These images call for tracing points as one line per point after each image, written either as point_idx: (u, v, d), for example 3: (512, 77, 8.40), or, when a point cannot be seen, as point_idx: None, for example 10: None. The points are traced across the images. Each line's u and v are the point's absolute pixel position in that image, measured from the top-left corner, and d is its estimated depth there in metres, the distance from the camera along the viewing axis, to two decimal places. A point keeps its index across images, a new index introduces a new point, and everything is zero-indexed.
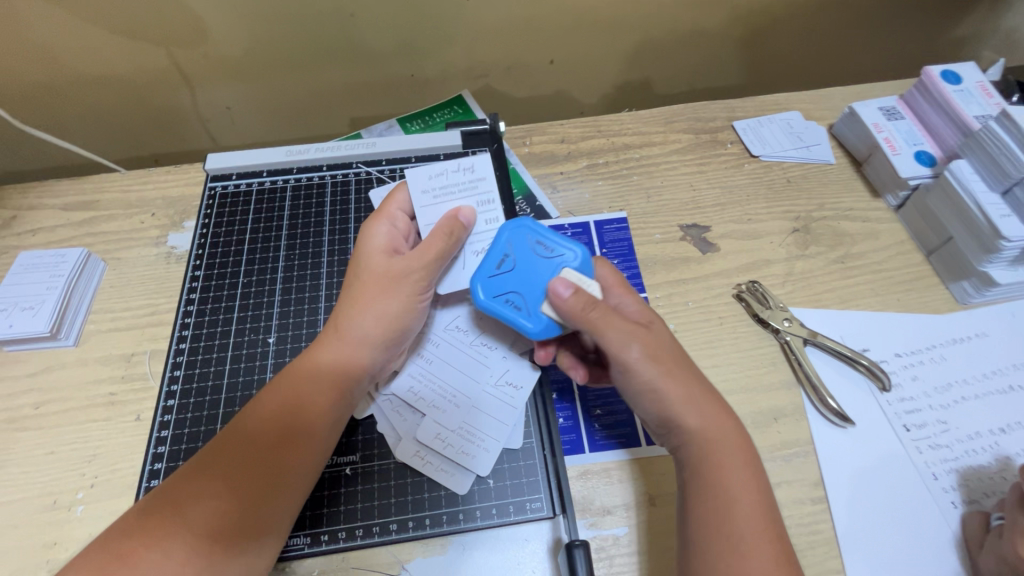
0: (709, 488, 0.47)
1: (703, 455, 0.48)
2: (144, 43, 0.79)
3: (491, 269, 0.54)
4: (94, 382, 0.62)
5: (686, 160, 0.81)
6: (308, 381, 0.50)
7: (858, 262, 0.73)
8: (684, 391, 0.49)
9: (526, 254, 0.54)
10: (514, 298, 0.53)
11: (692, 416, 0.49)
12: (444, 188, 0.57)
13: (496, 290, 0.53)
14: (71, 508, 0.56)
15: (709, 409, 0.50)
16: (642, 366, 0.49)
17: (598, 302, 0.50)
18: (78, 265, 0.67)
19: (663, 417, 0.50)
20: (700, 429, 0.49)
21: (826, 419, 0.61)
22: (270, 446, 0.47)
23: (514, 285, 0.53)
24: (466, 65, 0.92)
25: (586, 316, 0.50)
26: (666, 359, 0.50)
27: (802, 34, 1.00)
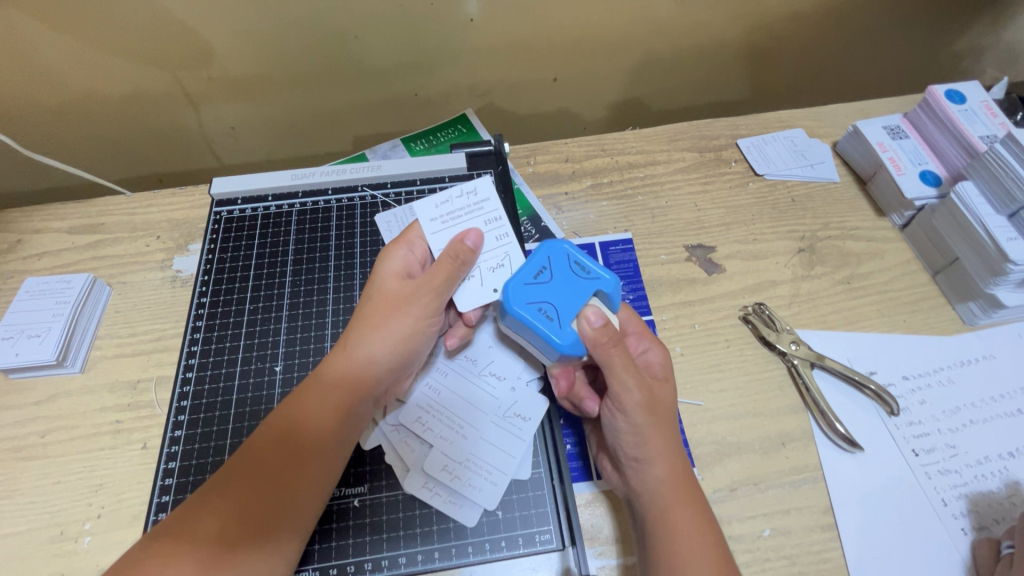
0: (661, 533, 0.48)
1: (661, 503, 0.49)
2: (149, 65, 0.80)
3: (527, 277, 0.52)
4: (101, 410, 0.62)
5: (690, 179, 0.81)
6: (318, 403, 0.49)
7: (865, 282, 0.73)
8: (663, 444, 0.50)
9: (564, 272, 0.52)
10: (547, 309, 0.50)
11: (661, 466, 0.49)
12: (451, 215, 0.55)
13: (528, 298, 0.51)
14: (77, 538, 0.56)
15: (679, 463, 0.50)
16: (635, 411, 0.49)
17: (621, 342, 0.49)
18: (84, 291, 0.67)
19: (633, 461, 0.50)
20: (666, 478, 0.49)
21: (834, 444, 0.61)
22: (280, 467, 0.47)
23: (549, 296, 0.51)
24: (470, 83, 0.92)
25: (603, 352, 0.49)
26: (655, 413, 0.50)
27: (804, 49, 1.00)
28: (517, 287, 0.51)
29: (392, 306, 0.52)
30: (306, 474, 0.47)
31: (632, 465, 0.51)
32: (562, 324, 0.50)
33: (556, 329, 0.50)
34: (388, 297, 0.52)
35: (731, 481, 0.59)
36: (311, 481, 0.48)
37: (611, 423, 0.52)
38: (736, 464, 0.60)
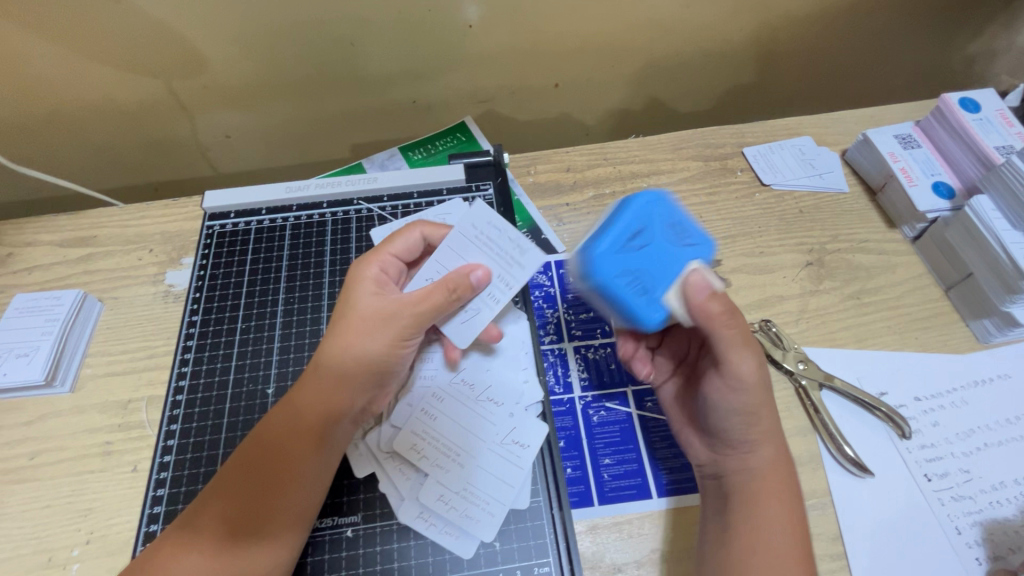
0: (759, 511, 0.49)
1: (763, 481, 0.50)
2: (142, 74, 0.78)
3: (619, 243, 0.49)
4: (90, 431, 0.61)
5: (695, 189, 0.79)
6: (291, 425, 0.48)
7: (875, 297, 0.70)
8: (773, 423, 0.51)
9: (659, 242, 0.49)
10: (637, 283, 0.49)
11: (768, 446, 0.51)
12: (485, 240, 0.54)
13: (616, 270, 0.48)
14: (66, 565, 0.54)
15: (779, 446, 0.52)
16: (750, 387, 0.50)
17: (737, 313, 0.49)
18: (74, 308, 0.66)
19: (742, 442, 0.51)
20: (772, 459, 0.51)
21: (843, 468, 0.59)
22: (256, 492, 0.46)
23: (640, 267, 0.49)
24: (469, 90, 0.90)
25: (720, 326, 0.49)
26: (765, 394, 0.51)
27: (813, 52, 0.98)
28: (610, 258, 0.48)
29: (368, 329, 0.50)
30: (284, 500, 0.46)
31: (737, 446, 0.51)
32: (653, 296, 0.48)
33: (647, 305, 0.48)
34: (361, 317, 0.50)
35: None
36: (289, 507, 0.47)
37: (716, 400, 0.52)
38: None
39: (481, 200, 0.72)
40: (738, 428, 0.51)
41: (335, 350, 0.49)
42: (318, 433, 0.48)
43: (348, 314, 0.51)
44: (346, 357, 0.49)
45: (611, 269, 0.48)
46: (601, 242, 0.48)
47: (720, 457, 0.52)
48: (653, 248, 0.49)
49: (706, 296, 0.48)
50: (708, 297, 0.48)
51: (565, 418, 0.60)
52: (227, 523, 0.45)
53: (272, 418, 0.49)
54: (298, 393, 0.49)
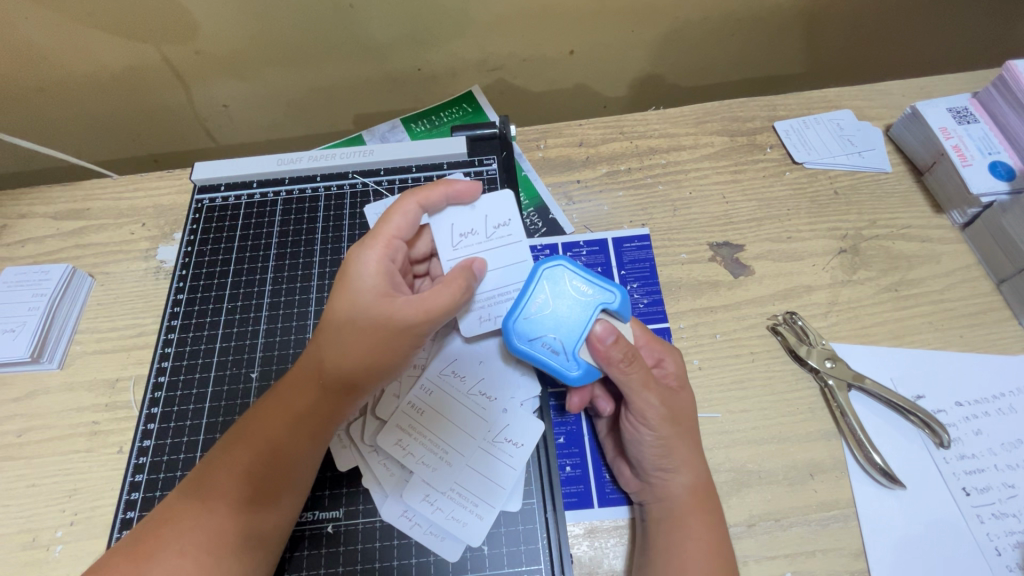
0: (680, 539, 0.46)
1: (683, 509, 0.47)
2: (133, 41, 0.74)
3: (527, 310, 0.51)
4: (78, 410, 0.60)
5: (719, 167, 0.72)
6: (286, 418, 0.45)
7: (915, 290, 0.64)
8: (688, 452, 0.49)
9: (564, 295, 0.51)
10: (552, 341, 0.50)
11: (687, 474, 0.48)
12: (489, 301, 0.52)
13: (532, 333, 0.50)
14: (49, 547, 0.53)
15: (703, 470, 0.49)
16: (658, 424, 0.47)
17: (636, 358, 0.47)
18: (62, 282, 0.64)
19: (658, 470, 0.49)
20: (692, 485, 0.48)
21: (871, 477, 0.54)
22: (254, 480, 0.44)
23: (552, 328, 0.50)
24: (477, 58, 0.84)
25: (622, 370, 0.47)
26: (674, 424, 0.48)
27: (858, 15, 0.88)
28: (516, 323, 0.50)
29: (368, 321, 0.45)
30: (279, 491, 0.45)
31: (654, 474, 0.49)
32: (570, 355, 0.49)
33: (564, 361, 0.49)
34: (361, 310, 0.46)
35: (750, 515, 0.52)
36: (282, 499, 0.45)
37: (629, 435, 0.49)
38: (756, 496, 0.53)
39: (484, 174, 0.67)
40: (652, 458, 0.48)
41: (328, 339, 0.46)
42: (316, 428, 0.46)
43: (345, 303, 0.46)
44: (343, 350, 0.45)
45: (527, 333, 0.50)
46: (514, 306, 0.51)
47: (647, 485, 0.50)
48: (558, 306, 0.51)
49: (608, 343, 0.48)
50: (610, 343, 0.47)
51: (565, 412, 0.56)
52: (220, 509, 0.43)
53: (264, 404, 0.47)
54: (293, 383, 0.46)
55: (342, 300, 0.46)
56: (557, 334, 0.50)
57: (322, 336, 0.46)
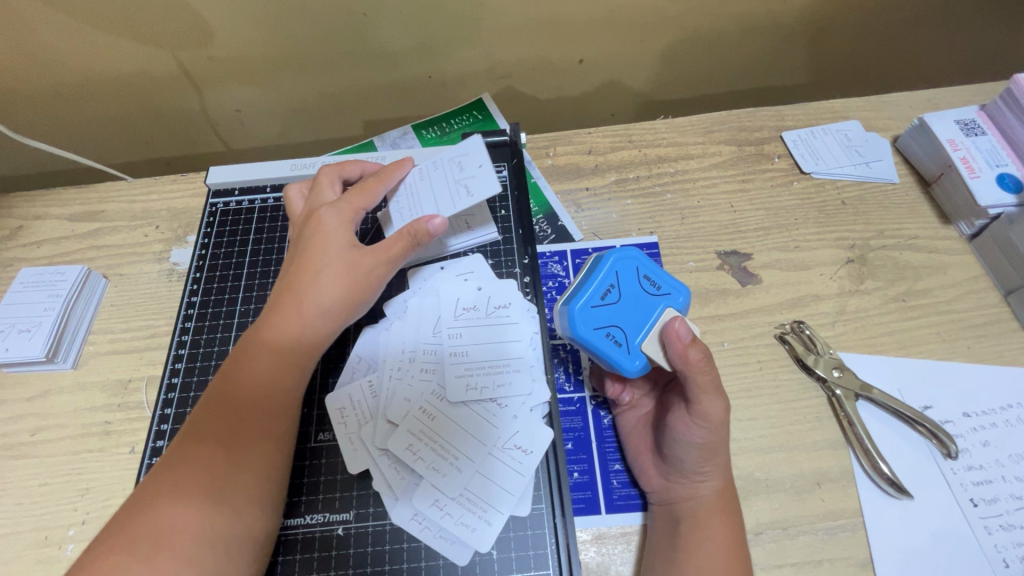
0: (704, 540, 0.47)
1: (709, 511, 0.48)
2: (150, 46, 0.76)
3: (595, 299, 0.49)
4: (91, 410, 0.60)
5: (727, 176, 0.73)
6: (264, 369, 0.49)
7: (923, 300, 0.64)
8: (725, 459, 0.49)
9: (632, 288, 0.49)
10: (616, 334, 0.49)
11: (716, 479, 0.49)
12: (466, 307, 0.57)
13: (597, 322, 0.49)
14: (61, 545, 0.54)
15: (729, 476, 0.50)
16: (715, 428, 0.47)
17: (711, 362, 0.47)
18: (77, 283, 0.65)
19: (692, 474, 0.49)
20: (720, 488, 0.49)
21: (879, 488, 0.54)
22: (236, 441, 0.46)
23: (619, 319, 0.49)
24: (487, 66, 0.85)
25: (695, 371, 0.46)
26: (724, 432, 0.48)
27: (865, 26, 0.89)
28: (583, 310, 0.48)
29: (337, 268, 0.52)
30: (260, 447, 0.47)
31: (689, 475, 0.49)
32: (630, 349, 0.49)
33: (626, 354, 0.48)
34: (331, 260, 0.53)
35: (757, 523, 0.53)
36: (265, 455, 0.47)
37: (677, 433, 0.49)
38: (763, 505, 0.53)
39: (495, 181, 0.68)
40: (693, 461, 0.48)
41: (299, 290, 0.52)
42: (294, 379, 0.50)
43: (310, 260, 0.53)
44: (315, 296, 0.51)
45: (590, 323, 0.48)
46: (583, 293, 0.49)
47: (671, 485, 0.50)
48: (625, 298, 0.49)
49: (684, 343, 0.47)
50: (688, 343, 0.47)
51: (575, 418, 0.57)
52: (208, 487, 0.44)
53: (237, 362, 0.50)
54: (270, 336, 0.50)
55: (310, 257, 0.53)
56: (620, 327, 0.49)
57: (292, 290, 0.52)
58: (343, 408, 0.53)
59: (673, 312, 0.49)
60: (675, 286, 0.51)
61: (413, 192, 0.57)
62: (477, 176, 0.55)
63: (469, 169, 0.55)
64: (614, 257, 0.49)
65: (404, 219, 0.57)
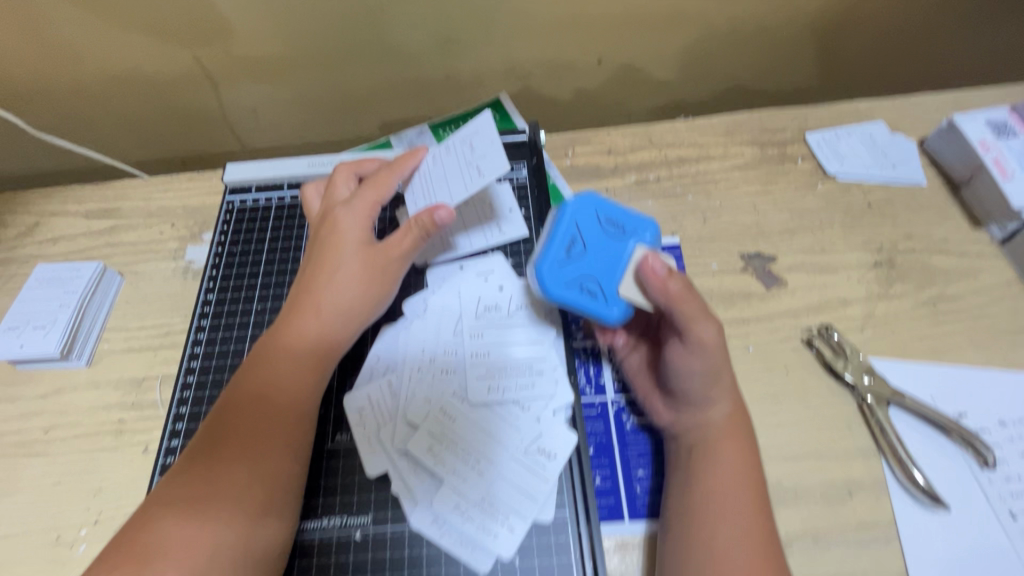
0: (717, 462, 0.47)
1: (720, 435, 0.48)
2: (168, 42, 0.76)
3: (562, 255, 0.52)
4: (104, 408, 0.59)
5: (749, 178, 0.71)
6: (280, 371, 0.49)
7: (954, 305, 0.62)
8: (728, 383, 0.49)
9: (597, 234, 0.53)
10: (590, 284, 0.52)
11: (725, 403, 0.49)
12: (485, 307, 0.56)
13: (569, 278, 0.52)
14: (73, 545, 0.53)
15: (739, 399, 0.50)
16: (710, 353, 0.48)
17: (689, 286, 0.49)
18: (92, 280, 0.64)
19: (698, 402, 0.49)
20: (730, 413, 0.49)
21: (914, 498, 0.52)
22: (252, 442, 0.45)
23: (591, 271, 0.52)
24: (505, 65, 0.84)
25: (676, 299, 0.49)
26: (722, 355, 0.49)
27: (887, 27, 0.88)
28: (553, 267, 0.52)
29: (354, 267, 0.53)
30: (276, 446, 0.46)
31: (695, 402, 0.49)
32: (606, 297, 0.52)
33: (603, 304, 0.52)
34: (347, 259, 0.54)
35: (786, 534, 0.51)
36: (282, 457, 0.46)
37: (675, 364, 0.50)
38: (793, 514, 0.52)
39: (515, 180, 0.66)
40: (699, 387, 0.49)
41: (316, 289, 0.52)
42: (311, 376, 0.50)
43: (326, 261, 0.53)
44: (330, 295, 0.52)
45: (565, 275, 0.52)
46: (549, 248, 0.52)
47: (681, 416, 0.50)
48: (591, 246, 0.53)
49: (658, 273, 0.50)
50: (661, 273, 0.50)
51: (596, 421, 0.55)
52: (224, 486, 0.43)
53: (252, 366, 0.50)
54: (283, 338, 0.51)
55: (324, 256, 0.54)
56: (594, 276, 0.52)
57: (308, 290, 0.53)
58: (361, 409, 0.52)
59: (641, 247, 0.53)
60: (638, 224, 0.54)
61: (427, 180, 0.57)
62: (488, 155, 0.54)
63: (478, 146, 0.54)
64: (579, 200, 0.53)
65: (420, 205, 0.57)
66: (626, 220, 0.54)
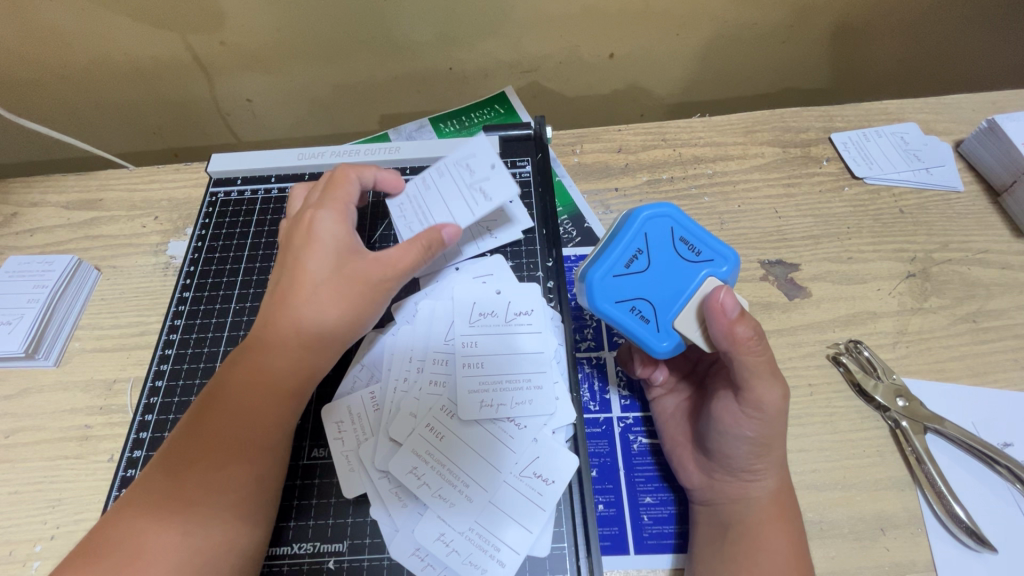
0: (755, 550, 0.41)
1: (760, 517, 0.42)
2: (158, 29, 0.72)
3: (617, 268, 0.43)
4: (70, 412, 0.55)
5: (770, 179, 0.66)
6: (250, 385, 0.43)
7: (996, 323, 0.57)
8: (780, 455, 0.43)
9: (665, 252, 0.44)
10: (643, 309, 0.43)
11: (771, 478, 0.43)
12: (481, 315, 0.51)
13: (618, 296, 0.43)
14: (26, 563, 0.48)
15: (785, 475, 0.44)
16: (768, 420, 0.41)
17: (765, 339, 0.40)
18: (66, 274, 0.60)
19: (740, 472, 0.43)
20: (774, 491, 0.43)
21: (955, 538, 0.46)
22: (217, 458, 0.41)
23: (645, 291, 0.43)
24: (512, 58, 0.80)
25: (745, 351, 0.40)
26: (780, 425, 0.42)
27: (917, 24, 0.82)
28: (605, 280, 0.43)
29: (337, 281, 0.47)
30: (242, 462, 0.41)
31: (739, 473, 0.43)
32: (658, 326, 0.43)
33: (654, 333, 0.43)
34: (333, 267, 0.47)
35: None
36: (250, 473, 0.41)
37: (723, 424, 0.42)
38: (818, 553, 0.46)
39: (518, 177, 0.62)
40: (744, 457, 0.42)
41: (290, 299, 0.46)
42: (282, 393, 0.44)
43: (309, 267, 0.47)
44: (307, 304, 0.46)
45: (613, 294, 0.43)
46: (603, 260, 0.43)
47: (714, 482, 0.44)
48: (657, 262, 0.44)
49: (730, 319, 0.40)
50: (735, 318, 0.40)
51: (600, 441, 0.50)
52: (188, 495, 0.39)
53: (221, 376, 0.45)
54: (258, 352, 0.45)
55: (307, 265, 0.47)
56: (648, 301, 0.43)
57: (280, 300, 0.46)
58: (341, 421, 0.48)
59: (713, 280, 0.43)
60: (721, 252, 0.44)
61: (420, 204, 0.53)
62: (492, 176, 0.50)
63: (480, 170, 0.51)
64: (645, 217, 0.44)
65: (409, 227, 0.53)
66: (702, 240, 0.44)
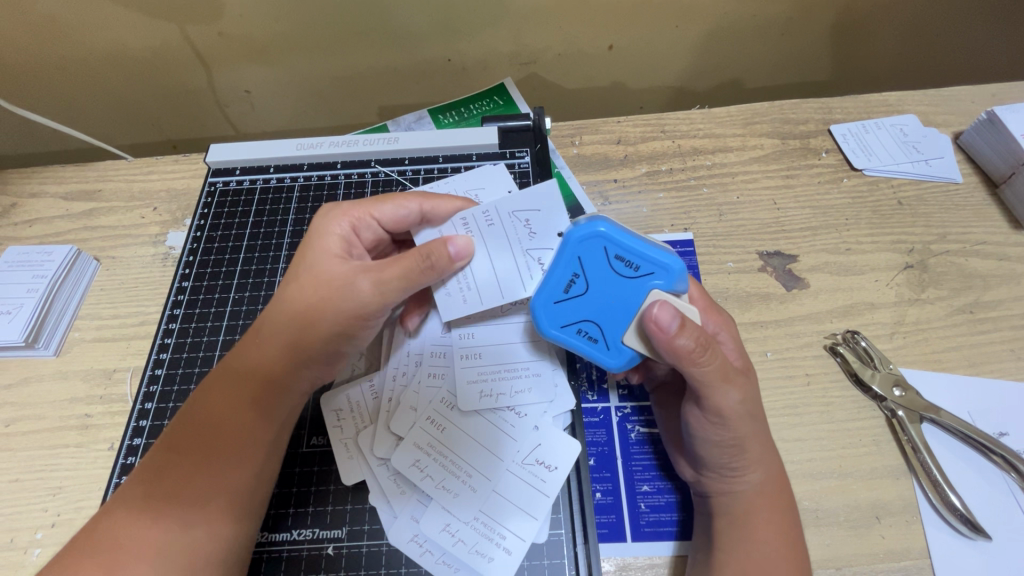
0: (748, 542, 0.41)
1: (753, 508, 0.42)
2: (156, 19, 0.72)
3: (558, 293, 0.44)
4: (71, 401, 0.55)
5: (769, 171, 0.66)
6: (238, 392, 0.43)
7: (993, 314, 0.57)
8: (761, 449, 0.43)
9: (601, 271, 0.43)
10: (590, 329, 0.45)
11: (758, 471, 0.43)
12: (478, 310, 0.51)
13: (564, 319, 0.45)
14: (27, 549, 0.49)
15: (772, 467, 0.43)
16: (730, 420, 0.41)
17: (709, 346, 0.40)
18: (65, 263, 0.60)
19: (722, 470, 0.43)
20: (763, 484, 0.43)
21: (950, 526, 0.47)
22: (205, 459, 0.41)
23: (587, 312, 0.44)
24: (512, 50, 0.80)
25: (691, 359, 0.40)
26: (750, 422, 0.42)
27: (916, 16, 0.82)
28: (548, 308, 0.45)
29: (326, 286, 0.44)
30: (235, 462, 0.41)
31: (721, 472, 0.43)
32: (608, 343, 0.45)
33: (604, 351, 0.45)
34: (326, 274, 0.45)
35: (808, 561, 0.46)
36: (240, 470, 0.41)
37: (692, 428, 0.43)
38: (814, 541, 0.47)
39: (517, 168, 0.62)
40: (720, 456, 0.42)
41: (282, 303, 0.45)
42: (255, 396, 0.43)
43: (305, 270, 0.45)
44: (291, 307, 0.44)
45: (559, 320, 0.45)
46: (543, 288, 0.45)
47: (705, 478, 0.44)
48: (594, 283, 0.44)
49: (670, 333, 0.40)
50: (675, 330, 0.40)
51: (597, 431, 0.51)
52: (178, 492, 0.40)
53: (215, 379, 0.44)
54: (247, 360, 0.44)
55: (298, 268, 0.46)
56: (593, 321, 0.45)
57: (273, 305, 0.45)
58: (340, 410, 0.48)
59: (654, 292, 0.42)
60: (661, 263, 0.42)
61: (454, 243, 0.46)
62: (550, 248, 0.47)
63: (543, 238, 0.46)
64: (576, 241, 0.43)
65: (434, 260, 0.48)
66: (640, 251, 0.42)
